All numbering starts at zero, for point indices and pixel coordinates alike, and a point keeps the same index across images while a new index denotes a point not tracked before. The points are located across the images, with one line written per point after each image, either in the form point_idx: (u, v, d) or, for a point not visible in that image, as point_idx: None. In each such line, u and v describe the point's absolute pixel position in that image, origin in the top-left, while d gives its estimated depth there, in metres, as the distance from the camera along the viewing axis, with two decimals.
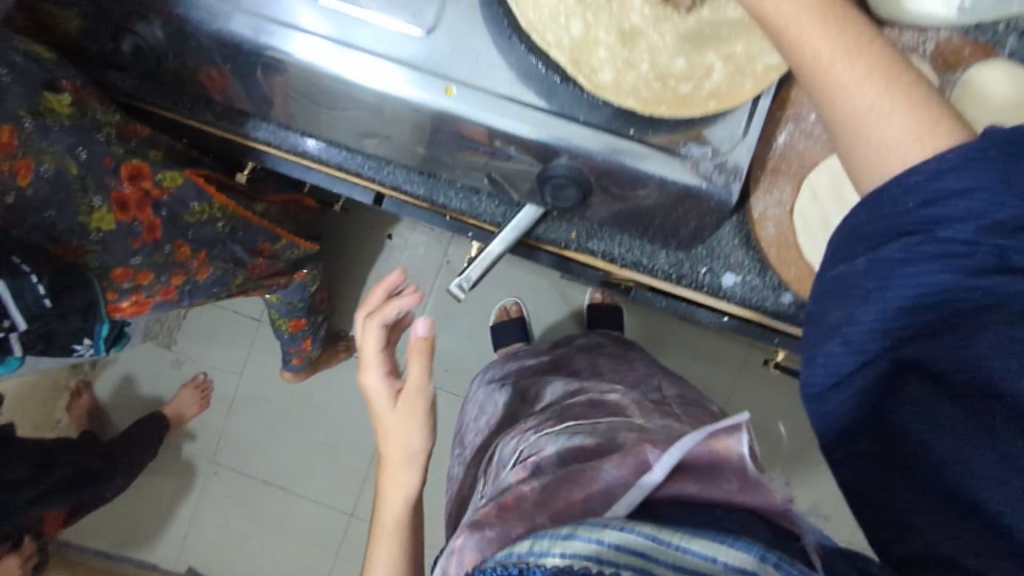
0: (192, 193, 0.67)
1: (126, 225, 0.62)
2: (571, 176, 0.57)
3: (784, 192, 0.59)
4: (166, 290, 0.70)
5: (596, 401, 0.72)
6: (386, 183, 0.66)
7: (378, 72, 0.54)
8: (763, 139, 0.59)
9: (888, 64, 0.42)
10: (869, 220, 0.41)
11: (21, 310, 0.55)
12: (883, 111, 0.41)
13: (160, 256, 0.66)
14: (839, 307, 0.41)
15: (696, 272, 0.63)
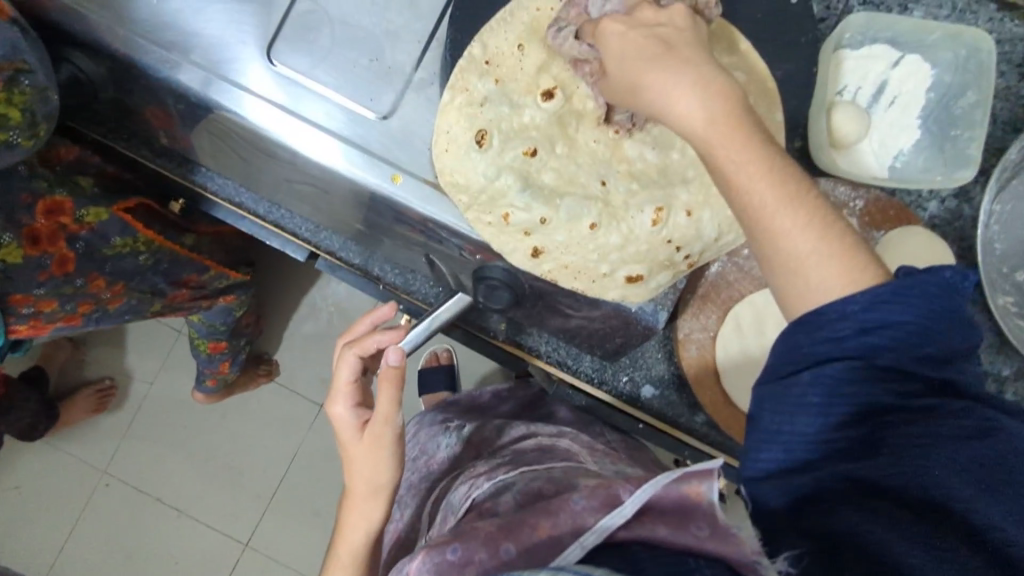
0: (115, 228, 0.69)
1: (35, 258, 0.63)
2: (507, 281, 0.54)
3: (710, 318, 0.60)
4: (67, 317, 0.72)
5: (546, 446, 0.67)
6: (322, 247, 0.65)
7: (320, 146, 0.51)
8: (696, 268, 0.60)
9: (828, 206, 0.38)
10: (812, 345, 0.36)
11: None
12: (817, 256, 0.36)
13: (69, 287, 0.68)
14: (771, 414, 0.37)
15: (617, 380, 0.64)
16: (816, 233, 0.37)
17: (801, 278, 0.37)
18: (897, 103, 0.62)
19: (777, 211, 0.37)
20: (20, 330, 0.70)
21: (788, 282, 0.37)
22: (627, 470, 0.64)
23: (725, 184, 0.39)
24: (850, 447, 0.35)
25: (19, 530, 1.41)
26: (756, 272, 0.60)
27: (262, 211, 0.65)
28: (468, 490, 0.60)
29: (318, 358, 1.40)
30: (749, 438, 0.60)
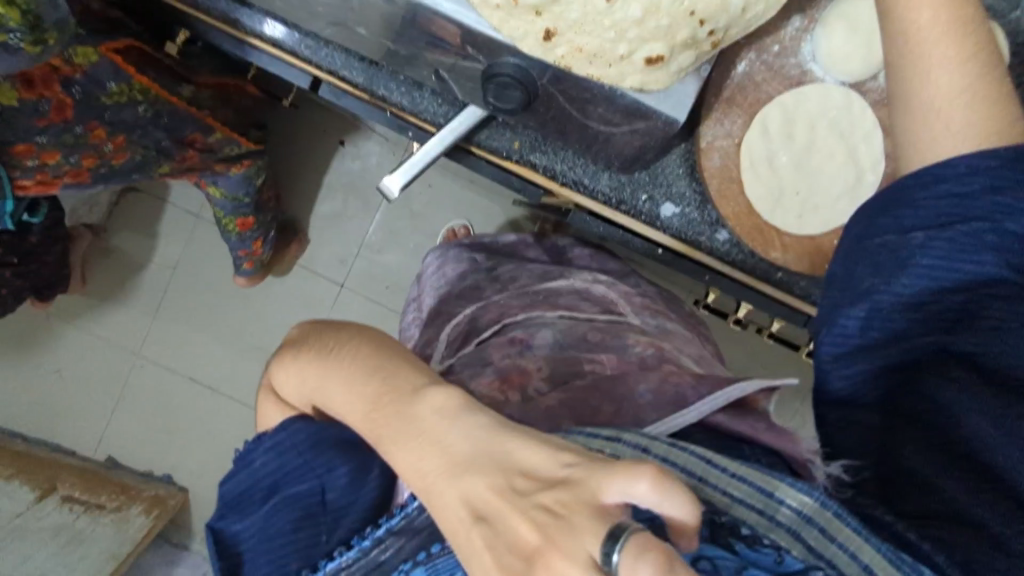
0: (108, 73, 0.66)
1: (31, 103, 0.62)
2: (520, 78, 0.50)
3: (735, 124, 0.57)
4: (74, 171, 0.73)
5: (582, 292, 0.65)
6: (323, 66, 0.61)
7: None
8: (722, 66, 0.56)
9: (978, 52, 0.42)
10: (926, 195, 0.42)
11: None
12: (968, 99, 0.41)
13: (70, 136, 0.68)
14: (871, 273, 0.43)
15: (636, 199, 0.61)
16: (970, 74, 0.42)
17: (929, 125, 0.42)
18: None
19: (963, 67, 0.42)
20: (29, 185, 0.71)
21: (926, 125, 0.42)
22: (666, 326, 0.63)
23: (885, 11, 0.44)
24: (953, 309, 0.41)
25: (64, 409, 1.47)
26: (786, 71, 0.56)
27: (258, 28, 0.60)
28: (500, 317, 0.59)
29: (333, 239, 1.39)
30: (772, 249, 0.59)
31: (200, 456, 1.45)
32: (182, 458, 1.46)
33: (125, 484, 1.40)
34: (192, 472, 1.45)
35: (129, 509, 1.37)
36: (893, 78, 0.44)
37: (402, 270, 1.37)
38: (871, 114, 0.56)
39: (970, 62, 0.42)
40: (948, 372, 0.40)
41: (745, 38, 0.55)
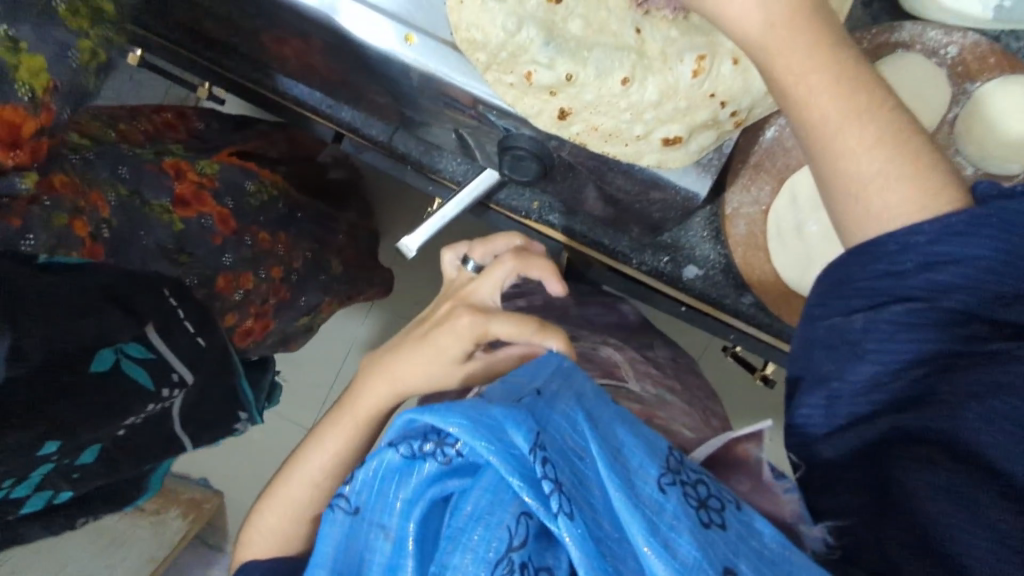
0: (240, 175, 0.74)
1: (196, 221, 0.65)
2: (536, 152, 0.49)
3: (763, 190, 0.55)
4: (270, 287, 0.75)
5: (589, 356, 0.64)
6: (345, 124, 0.61)
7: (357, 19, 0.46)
8: (748, 131, 0.54)
9: (897, 127, 0.37)
10: (864, 272, 0.37)
11: (181, 360, 0.57)
12: (887, 174, 0.36)
13: (245, 248, 0.71)
14: (829, 358, 0.38)
15: (657, 260, 0.60)
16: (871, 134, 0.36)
17: (862, 204, 0.37)
18: None
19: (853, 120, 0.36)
20: (248, 325, 0.73)
21: (845, 205, 0.37)
22: (667, 396, 0.63)
23: (771, 84, 0.38)
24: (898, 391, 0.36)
25: None
26: None
27: (281, 88, 0.61)
28: None
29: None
30: (799, 319, 0.56)
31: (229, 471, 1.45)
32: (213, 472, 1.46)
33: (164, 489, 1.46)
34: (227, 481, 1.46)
35: (167, 511, 1.40)
36: (811, 164, 0.39)
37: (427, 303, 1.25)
38: None
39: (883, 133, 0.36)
40: (910, 456, 0.33)
41: None
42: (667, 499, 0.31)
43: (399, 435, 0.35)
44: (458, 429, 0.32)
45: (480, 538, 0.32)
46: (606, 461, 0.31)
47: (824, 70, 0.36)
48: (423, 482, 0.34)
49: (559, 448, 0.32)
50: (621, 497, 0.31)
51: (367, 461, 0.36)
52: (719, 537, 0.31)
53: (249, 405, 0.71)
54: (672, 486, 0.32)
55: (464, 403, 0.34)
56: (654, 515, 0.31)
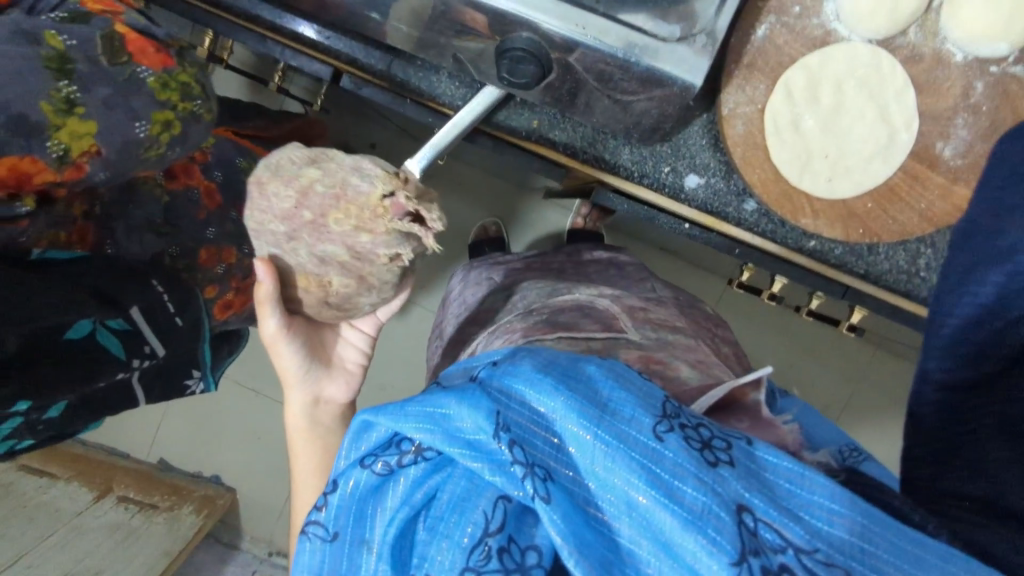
0: (231, 152, 0.74)
1: (184, 194, 0.68)
2: (532, 51, 0.50)
3: (758, 89, 0.55)
4: (252, 265, 0.75)
5: (583, 307, 0.68)
6: (344, 57, 0.62)
7: None
8: (739, 30, 0.54)
9: None
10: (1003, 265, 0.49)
11: (155, 332, 0.60)
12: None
13: (229, 222, 0.72)
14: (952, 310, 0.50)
15: (659, 171, 0.60)
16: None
17: None
18: None
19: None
20: (229, 299, 0.74)
21: None
22: (667, 336, 0.64)
23: None
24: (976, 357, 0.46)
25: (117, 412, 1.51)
26: (808, 32, 0.54)
27: (279, 24, 0.62)
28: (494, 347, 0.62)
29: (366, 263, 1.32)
30: (802, 216, 0.57)
31: (241, 462, 1.48)
32: (225, 463, 1.49)
33: (176, 485, 1.46)
34: (240, 473, 1.49)
35: (180, 509, 1.42)
36: None
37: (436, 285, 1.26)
38: (901, 71, 0.54)
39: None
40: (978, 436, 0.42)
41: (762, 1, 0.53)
42: (658, 443, 0.35)
43: (371, 454, 0.40)
44: (413, 430, 0.37)
45: (455, 525, 0.37)
46: (571, 415, 0.35)
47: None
48: (408, 484, 0.39)
49: (520, 422, 0.37)
50: (599, 445, 0.35)
51: (339, 485, 0.40)
52: (708, 461, 0.35)
53: (201, 367, 0.71)
54: (657, 428, 0.36)
55: (416, 400, 0.39)
56: (633, 452, 0.34)
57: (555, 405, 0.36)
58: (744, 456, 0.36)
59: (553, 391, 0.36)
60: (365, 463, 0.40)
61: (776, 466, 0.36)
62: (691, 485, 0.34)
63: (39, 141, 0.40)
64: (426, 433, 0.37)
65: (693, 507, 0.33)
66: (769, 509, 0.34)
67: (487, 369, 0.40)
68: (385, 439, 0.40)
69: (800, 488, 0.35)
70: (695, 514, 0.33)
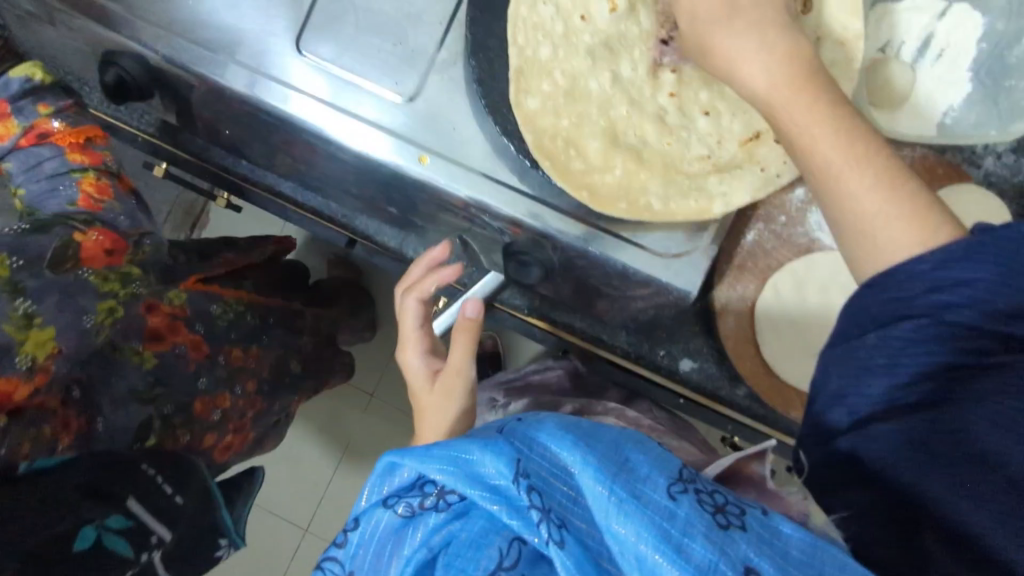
0: (201, 301, 0.69)
1: (171, 354, 0.64)
2: (538, 255, 0.54)
3: (748, 288, 0.59)
4: (247, 402, 0.75)
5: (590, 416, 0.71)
6: (359, 231, 0.67)
7: (365, 137, 0.51)
8: (732, 235, 0.59)
9: (891, 167, 0.41)
10: (878, 302, 0.39)
11: (162, 522, 0.59)
12: (890, 216, 0.40)
13: (218, 367, 0.70)
14: (838, 377, 0.41)
15: (654, 353, 0.63)
16: (877, 175, 0.40)
17: (868, 238, 0.40)
18: (944, 57, 0.59)
19: (864, 167, 0.41)
20: (229, 440, 0.75)
21: (862, 245, 0.40)
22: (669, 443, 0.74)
23: (818, 185, 0.42)
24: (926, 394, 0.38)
25: None
26: (793, 239, 0.58)
27: (299, 200, 0.67)
28: None
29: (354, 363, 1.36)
30: (793, 408, 0.59)
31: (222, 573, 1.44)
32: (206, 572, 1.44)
33: None
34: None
35: None
36: (814, 189, 0.43)
37: None
38: None
39: (818, 100, 0.42)
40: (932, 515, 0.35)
41: (751, 210, 0.58)
42: (672, 500, 0.37)
43: (393, 496, 0.45)
44: (438, 471, 0.42)
45: (471, 559, 0.41)
46: (589, 468, 0.39)
47: (824, 120, 0.41)
48: (427, 530, 0.43)
49: (540, 472, 0.40)
50: (614, 499, 0.37)
51: (362, 522, 0.45)
52: (719, 524, 0.37)
53: (228, 531, 0.70)
54: (671, 488, 0.38)
55: (446, 446, 0.43)
56: (649, 508, 0.37)
57: (573, 459, 0.40)
58: (800, 544, 0.37)
59: (572, 447, 0.40)
60: (389, 503, 0.45)
61: (790, 535, 0.37)
62: (699, 542, 0.36)
63: (9, 355, 0.51)
64: (447, 475, 0.41)
65: (700, 563, 0.35)
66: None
67: (510, 424, 0.44)
68: (410, 481, 0.45)
69: (807, 556, 0.36)
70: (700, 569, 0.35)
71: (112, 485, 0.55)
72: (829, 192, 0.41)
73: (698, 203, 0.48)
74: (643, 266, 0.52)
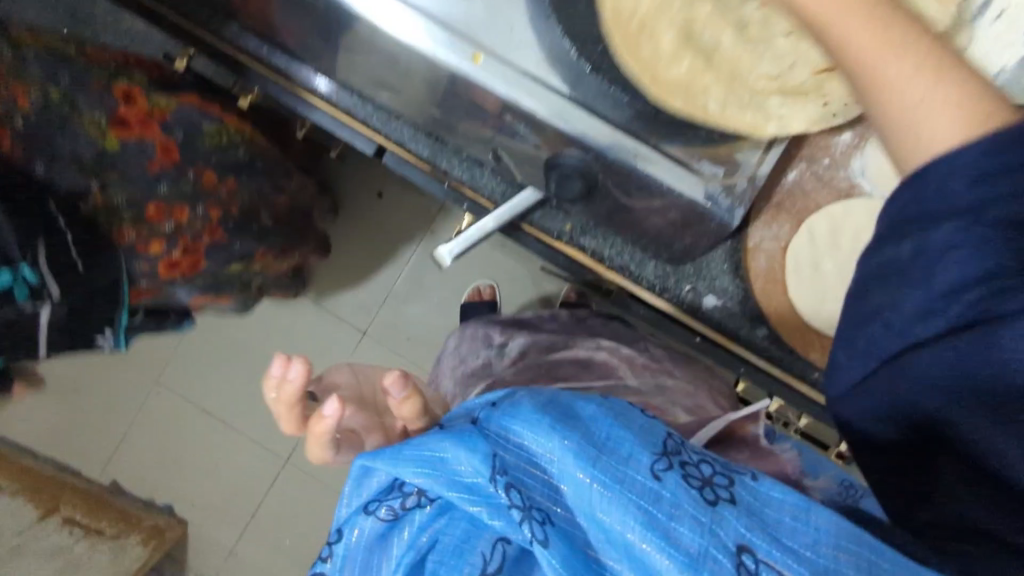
0: (196, 115, 0.71)
1: (135, 143, 0.65)
2: (582, 170, 0.53)
3: (783, 228, 0.60)
4: (208, 227, 0.73)
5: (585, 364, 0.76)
6: (392, 138, 0.65)
7: (398, 17, 0.49)
8: (774, 173, 0.59)
9: (938, 64, 0.42)
10: (918, 199, 0.43)
11: (54, 277, 0.61)
12: (932, 104, 0.42)
13: (187, 184, 0.69)
14: (884, 292, 0.45)
15: (680, 289, 0.63)
16: (911, 68, 0.42)
17: (912, 134, 0.42)
18: (1002, 18, 0.58)
19: (903, 65, 0.42)
20: (175, 257, 0.72)
21: (906, 140, 0.43)
22: (665, 382, 0.74)
23: (865, 89, 0.44)
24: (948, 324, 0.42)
25: (71, 431, 1.45)
26: (836, 183, 0.58)
27: (334, 100, 0.65)
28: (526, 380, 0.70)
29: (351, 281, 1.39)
30: (812, 351, 0.60)
31: (201, 492, 1.44)
32: (185, 490, 1.45)
33: (126, 512, 1.40)
34: (195, 505, 1.45)
35: (128, 538, 1.38)
36: (859, 92, 0.45)
37: (427, 325, 1.39)
38: None
39: (859, 2, 0.42)
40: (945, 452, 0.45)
41: (796, 148, 0.58)
42: (657, 482, 0.46)
43: (374, 501, 0.51)
44: (414, 473, 0.48)
45: (456, 565, 0.49)
46: (572, 456, 0.46)
47: (873, 29, 0.42)
48: (415, 527, 0.50)
49: (517, 465, 0.48)
50: (595, 484, 0.45)
51: (348, 532, 0.51)
52: (708, 499, 0.45)
53: (116, 325, 0.71)
54: (654, 467, 0.46)
55: (409, 447, 0.49)
56: (633, 492, 0.45)
57: (552, 445, 0.47)
58: (751, 498, 0.46)
59: (551, 433, 0.47)
60: (370, 510, 0.51)
61: (779, 503, 0.46)
62: (687, 526, 0.44)
63: None
64: (428, 478, 0.48)
65: (689, 549, 0.43)
66: (774, 552, 0.43)
67: (486, 412, 0.51)
68: (387, 485, 0.51)
69: (799, 521, 0.45)
70: (688, 553, 0.43)
71: (30, 223, 0.58)
72: (870, 84, 0.43)
73: (752, 118, 0.49)
74: (677, 182, 0.51)
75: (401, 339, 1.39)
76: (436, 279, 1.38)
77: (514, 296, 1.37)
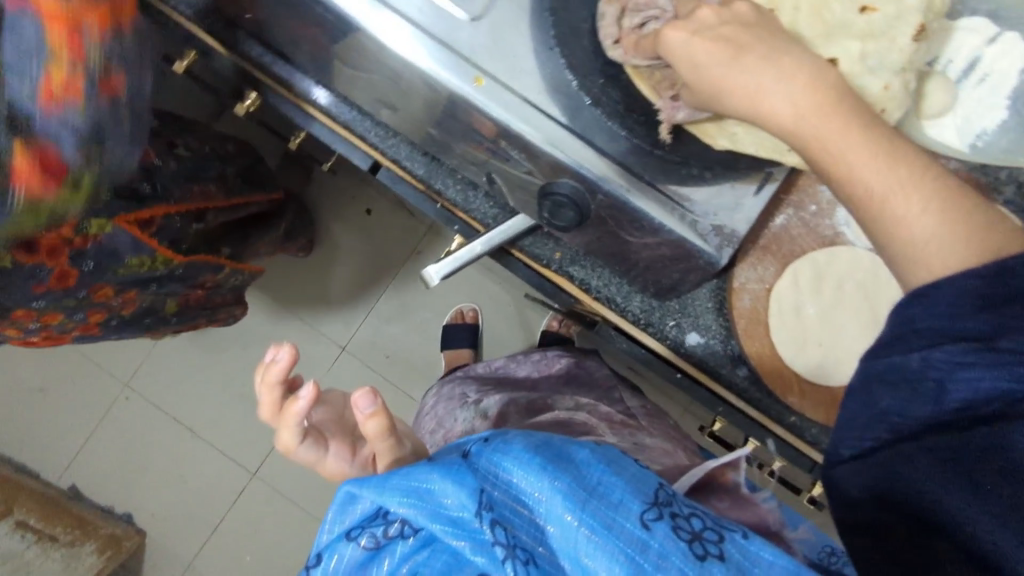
0: (121, 248, 0.69)
1: (30, 269, 0.63)
2: (575, 199, 0.53)
3: (768, 270, 0.60)
4: (77, 327, 0.76)
5: (565, 420, 0.73)
6: (388, 155, 0.66)
7: (407, 39, 0.50)
8: (762, 214, 0.60)
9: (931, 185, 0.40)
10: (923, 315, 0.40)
11: None
12: (931, 228, 0.40)
13: (70, 301, 0.70)
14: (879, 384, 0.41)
15: (664, 324, 0.63)
16: (898, 185, 0.40)
17: (914, 257, 0.41)
18: (987, 81, 0.61)
19: (887, 177, 0.41)
20: (36, 338, 0.74)
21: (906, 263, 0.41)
22: (644, 441, 0.72)
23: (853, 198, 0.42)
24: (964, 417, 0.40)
25: (34, 429, 1.41)
26: (821, 230, 0.60)
27: (333, 113, 0.65)
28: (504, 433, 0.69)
29: (327, 301, 1.39)
30: (790, 394, 0.60)
31: (163, 501, 1.41)
32: (147, 498, 1.41)
33: (82, 518, 1.35)
34: (155, 515, 1.41)
35: (82, 545, 1.32)
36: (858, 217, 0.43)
37: (408, 347, 1.38)
38: (894, 283, 0.59)
39: (849, 121, 0.41)
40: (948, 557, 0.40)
41: (784, 194, 0.60)
42: (645, 532, 0.42)
43: (356, 527, 0.49)
44: (399, 503, 0.45)
45: None
46: (560, 497, 0.43)
47: (848, 130, 0.41)
48: (397, 557, 0.47)
49: (503, 500, 0.45)
50: (583, 528, 0.42)
51: (328, 557, 0.49)
52: (697, 554, 0.41)
53: None
54: (644, 515, 0.43)
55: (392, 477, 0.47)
56: (620, 541, 0.41)
57: (541, 485, 0.44)
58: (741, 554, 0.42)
59: (541, 471, 0.44)
60: (352, 536, 0.49)
61: (769, 563, 0.42)
62: None
63: None
64: (411, 507, 0.45)
65: None
66: None
67: (478, 445, 0.48)
68: (371, 512, 0.49)
69: None
70: None
71: None
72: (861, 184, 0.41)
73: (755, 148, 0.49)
74: (669, 222, 0.52)
75: (381, 357, 1.38)
76: (420, 300, 1.38)
77: (496, 321, 1.37)
